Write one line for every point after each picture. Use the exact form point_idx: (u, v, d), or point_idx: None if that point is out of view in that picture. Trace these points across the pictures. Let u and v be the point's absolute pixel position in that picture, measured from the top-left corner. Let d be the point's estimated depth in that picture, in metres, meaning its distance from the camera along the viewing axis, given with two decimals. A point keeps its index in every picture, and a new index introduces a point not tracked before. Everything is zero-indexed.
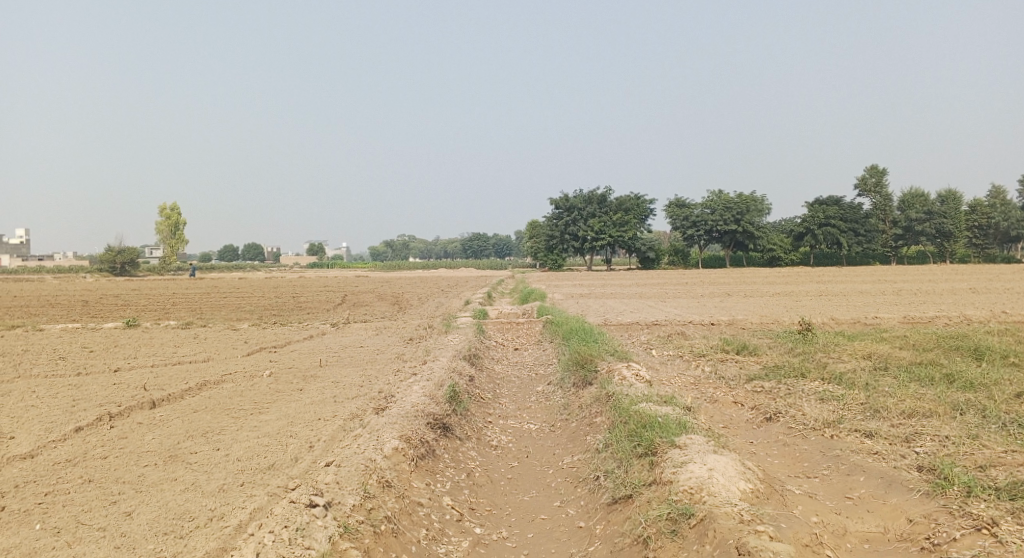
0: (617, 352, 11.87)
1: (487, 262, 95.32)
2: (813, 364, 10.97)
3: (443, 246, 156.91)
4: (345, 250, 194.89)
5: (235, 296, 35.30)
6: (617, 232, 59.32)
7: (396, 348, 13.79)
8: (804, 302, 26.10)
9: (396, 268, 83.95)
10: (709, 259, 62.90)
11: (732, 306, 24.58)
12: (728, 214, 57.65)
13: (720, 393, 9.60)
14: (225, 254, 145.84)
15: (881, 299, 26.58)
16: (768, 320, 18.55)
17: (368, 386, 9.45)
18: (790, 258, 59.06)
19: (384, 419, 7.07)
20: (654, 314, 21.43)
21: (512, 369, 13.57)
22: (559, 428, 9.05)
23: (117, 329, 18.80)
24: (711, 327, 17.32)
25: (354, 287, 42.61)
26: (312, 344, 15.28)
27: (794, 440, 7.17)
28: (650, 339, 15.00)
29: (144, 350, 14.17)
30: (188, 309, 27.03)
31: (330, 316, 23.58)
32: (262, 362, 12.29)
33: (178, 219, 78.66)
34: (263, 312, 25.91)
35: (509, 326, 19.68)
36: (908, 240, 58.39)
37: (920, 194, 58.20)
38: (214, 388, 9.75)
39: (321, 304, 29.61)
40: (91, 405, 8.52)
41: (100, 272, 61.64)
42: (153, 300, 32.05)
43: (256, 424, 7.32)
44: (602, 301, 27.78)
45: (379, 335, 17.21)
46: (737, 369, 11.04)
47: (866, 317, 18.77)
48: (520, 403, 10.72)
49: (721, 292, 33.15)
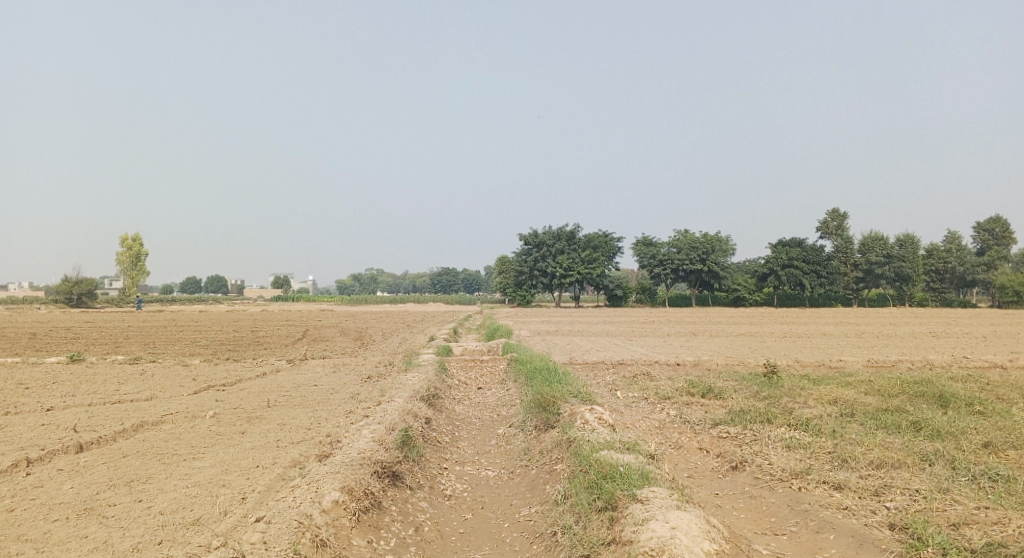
0: (580, 393, 11.50)
1: (456, 297, 94.65)
2: (779, 409, 10.74)
3: (413, 280, 155.69)
4: (313, 283, 192.05)
5: (192, 330, 34.05)
6: (585, 269, 59.48)
7: (352, 387, 13.21)
8: (769, 343, 26.20)
9: (363, 302, 82.79)
10: (676, 298, 63.40)
11: (698, 345, 24.47)
12: (694, 253, 58.37)
13: (684, 439, 9.28)
14: (188, 286, 142.40)
15: (844, 342, 26.79)
16: (734, 362, 18.44)
17: (316, 429, 8.91)
18: (754, 298, 59.89)
19: (327, 468, 6.56)
20: (621, 353, 21.18)
21: (473, 410, 13.09)
22: (518, 475, 8.60)
23: (58, 364, 17.74)
24: (677, 367, 17.08)
25: (318, 321, 41.56)
26: (265, 382, 14.57)
27: (761, 492, 6.86)
28: (615, 379, 14.68)
29: (82, 387, 13.30)
30: (140, 342, 25.90)
31: (289, 352, 22.76)
32: (208, 401, 11.58)
33: (139, 249, 76.52)
34: (219, 347, 24.94)
35: (472, 364, 19.20)
36: (868, 282, 59.62)
37: (879, 238, 59.66)
38: (151, 430, 9.07)
39: (281, 339, 28.68)
40: (9, 448, 7.77)
41: (54, 302, 59.34)
42: (105, 333, 30.71)
43: (188, 472, 6.71)
44: (568, 339, 27.51)
45: (337, 372, 16.58)
46: (702, 413, 10.76)
47: (830, 360, 18.75)
48: (478, 447, 10.24)
49: (688, 331, 33.15)
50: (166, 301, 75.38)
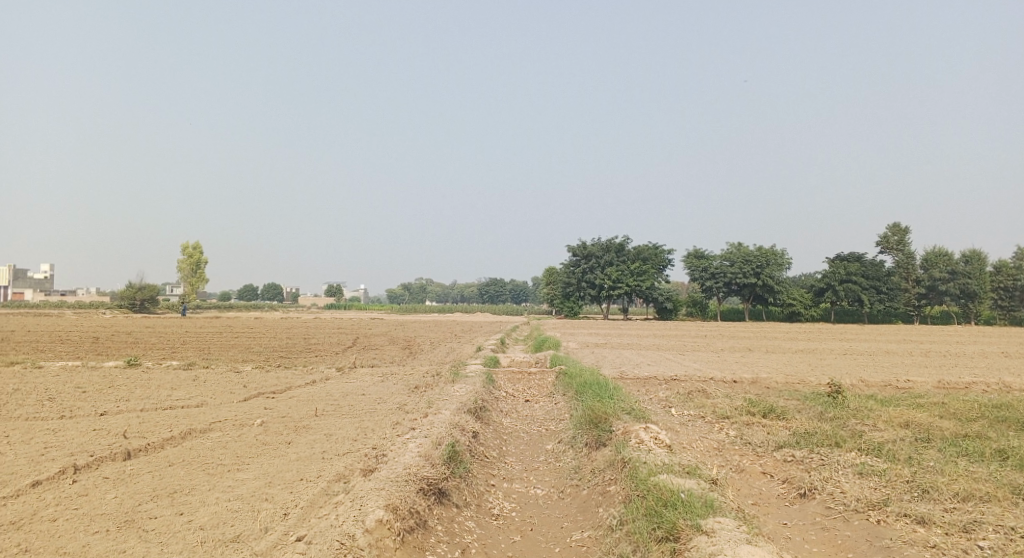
0: (633, 410, 11.02)
1: (503, 308, 94.61)
2: (848, 432, 10.03)
3: (460, 291, 156.77)
4: (364, 292, 195.52)
5: (246, 336, 34.80)
6: (634, 282, 58.58)
7: (399, 398, 13.05)
8: (828, 361, 25.05)
9: (412, 311, 83.58)
10: (727, 311, 61.86)
11: (753, 362, 23.55)
12: (747, 266, 56.77)
13: (746, 462, 8.74)
14: (245, 294, 146.86)
15: (910, 361, 25.37)
16: (793, 379, 17.61)
17: (362, 441, 8.73)
18: (811, 314, 57.86)
19: (371, 484, 6.32)
20: (672, 368, 20.51)
21: (521, 424, 12.76)
22: (568, 496, 8.21)
23: (116, 368, 18.22)
24: (733, 385, 16.36)
25: (368, 329, 42.00)
26: (313, 390, 14.56)
27: (835, 524, 6.29)
28: (669, 396, 14.09)
29: (136, 392, 13.54)
30: (196, 348, 26.52)
31: (337, 360, 22.90)
32: (257, 409, 11.57)
33: (199, 258, 79.17)
34: (271, 354, 25.29)
35: (520, 376, 18.86)
36: (931, 299, 56.79)
37: (943, 253, 56.81)
38: (199, 438, 9.06)
39: (331, 347, 28.96)
40: (61, 454, 7.83)
41: (120, 308, 61.93)
42: (164, 339, 31.66)
43: (231, 484, 6.58)
44: (618, 353, 26.93)
45: (384, 382, 16.48)
46: (764, 434, 10.15)
47: (897, 380, 17.68)
48: (527, 463, 9.89)
49: (742, 347, 32.07)
50: (223, 307, 77.81)
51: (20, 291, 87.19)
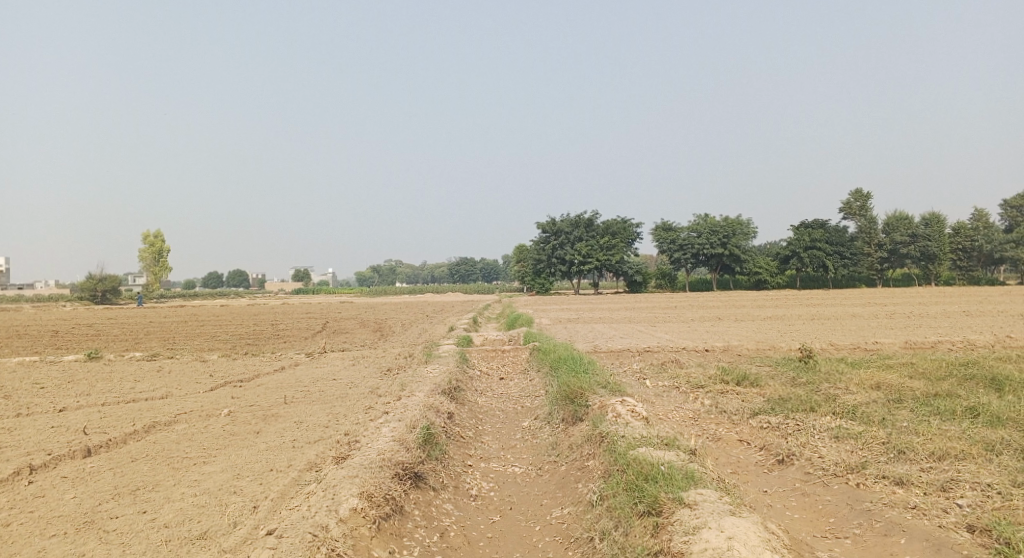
0: (609, 384, 10.96)
1: (475, 287, 94.34)
2: (821, 396, 10.11)
3: (431, 271, 155.89)
4: (333, 275, 193.23)
5: (213, 324, 34.03)
6: (604, 256, 58.79)
7: (371, 381, 12.80)
8: (797, 326, 25.44)
9: (383, 293, 82.81)
10: (696, 282, 62.65)
11: (724, 331, 23.78)
12: (714, 237, 57.35)
13: (723, 431, 8.75)
14: (210, 282, 144.01)
15: (876, 323, 25.91)
16: (765, 346, 17.79)
17: (334, 427, 8.50)
18: (777, 282, 59.04)
19: (344, 472, 6.11)
20: (645, 340, 20.58)
21: (496, 402, 12.63)
22: (547, 473, 8.12)
23: (76, 362, 17.57)
24: (706, 354, 16.46)
25: (338, 313, 41.43)
26: (282, 377, 14.22)
27: (815, 489, 6.29)
28: (643, 368, 14.10)
29: (96, 386, 13.04)
30: (160, 339, 25.79)
31: (307, 345, 22.47)
32: (224, 399, 11.21)
33: (161, 246, 77.08)
34: (239, 341, 24.72)
35: (494, 354, 18.71)
36: (893, 263, 58.11)
37: (903, 217, 58.00)
38: (163, 431, 8.71)
39: (301, 332, 28.47)
40: (15, 453, 7.45)
41: (80, 300, 60.08)
42: (126, 330, 30.78)
43: (198, 478, 6.30)
44: (591, 327, 26.99)
45: (356, 365, 16.19)
46: (739, 402, 10.18)
47: (865, 343, 17.98)
48: (504, 442, 9.77)
49: (712, 316, 32.42)
50: (188, 296, 76.07)
51: None
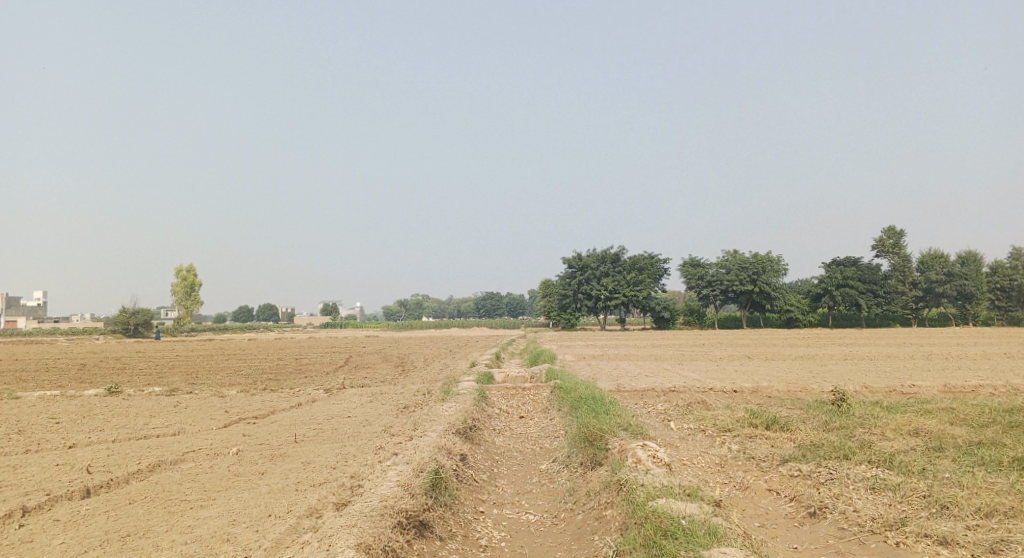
0: (631, 425, 10.47)
1: (501, 322, 93.96)
2: (855, 442, 9.51)
3: (457, 306, 156.12)
4: (360, 310, 194.65)
5: (238, 358, 34.19)
6: (630, 292, 58.14)
7: (386, 419, 12.48)
8: (829, 367, 24.53)
9: (409, 328, 82.82)
10: (725, 319, 61.53)
11: (753, 370, 23.02)
12: (743, 273, 56.39)
13: (750, 479, 8.23)
14: (241, 315, 146.14)
15: (913, 364, 24.89)
16: (796, 388, 17.09)
17: (342, 469, 8.18)
18: (808, 319, 57.57)
19: (342, 520, 5.78)
20: (671, 379, 19.96)
21: (514, 442, 12.20)
22: (562, 522, 7.67)
23: (96, 396, 17.55)
24: (734, 395, 15.85)
25: (363, 347, 41.39)
26: (298, 413, 13.99)
27: (851, 548, 5.75)
28: (668, 409, 13.56)
29: (111, 421, 12.94)
30: (184, 372, 25.85)
31: (328, 381, 22.26)
32: (235, 436, 10.97)
33: (194, 279, 78.37)
34: (261, 376, 24.64)
35: (514, 392, 18.28)
36: (929, 302, 56.34)
37: (939, 254, 56.51)
38: (167, 470, 8.48)
39: (323, 367, 28.32)
40: (13, 493, 7.25)
41: (114, 333, 61.12)
42: (152, 363, 31.00)
43: (191, 524, 6.02)
44: (616, 364, 26.39)
45: (373, 402, 15.88)
46: (768, 448, 9.62)
47: (901, 385, 17.19)
48: (519, 486, 9.33)
49: (741, 354, 31.56)
50: (219, 330, 76.93)
51: (12, 319, 86.05)
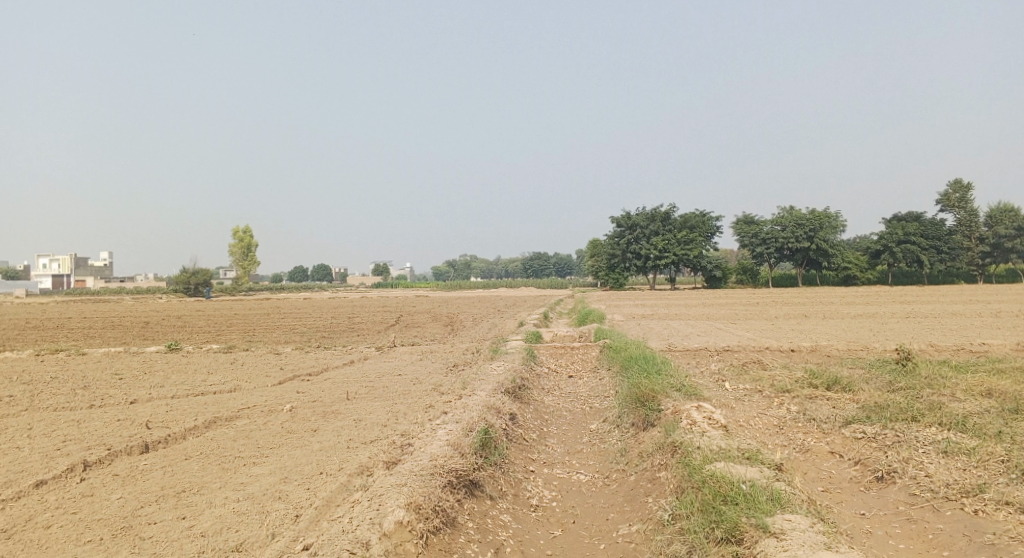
0: (684, 386, 10.17)
1: (549, 282, 93.82)
2: (925, 403, 9.00)
3: (504, 266, 156.56)
4: (410, 270, 197.29)
5: (293, 317, 35.13)
6: (681, 250, 56.94)
7: (435, 377, 12.53)
8: (891, 325, 23.51)
9: (458, 288, 83.57)
10: (779, 278, 59.79)
11: (810, 329, 22.22)
12: (799, 230, 54.41)
13: (811, 441, 7.87)
14: (296, 275, 150.16)
15: (982, 323, 23.63)
16: (857, 347, 16.40)
17: (392, 427, 8.20)
18: (867, 277, 55.42)
19: (392, 480, 5.74)
20: (724, 339, 19.47)
21: (563, 401, 12.09)
22: (614, 483, 7.52)
23: (158, 353, 18.22)
24: (791, 355, 15.32)
25: (412, 307, 41.87)
26: (349, 371, 14.19)
27: (924, 516, 5.38)
28: (721, 369, 13.18)
29: (171, 377, 13.36)
30: (241, 331, 26.63)
31: (378, 340, 22.57)
32: (288, 394, 11.16)
33: (249, 241, 80.55)
34: (314, 335, 25.20)
35: (563, 351, 18.14)
36: (996, 258, 53.30)
37: (1009, 208, 53.27)
38: (223, 427, 8.67)
39: (374, 326, 28.76)
40: (77, 448, 7.52)
41: (176, 293, 63.60)
42: (212, 322, 32.08)
43: (244, 481, 6.09)
44: (666, 324, 25.93)
45: (422, 361, 16.00)
46: (830, 409, 9.21)
47: (971, 344, 16.32)
48: (569, 446, 9.22)
49: (797, 313, 30.59)
50: (274, 289, 79.20)
51: (82, 279, 90.30)
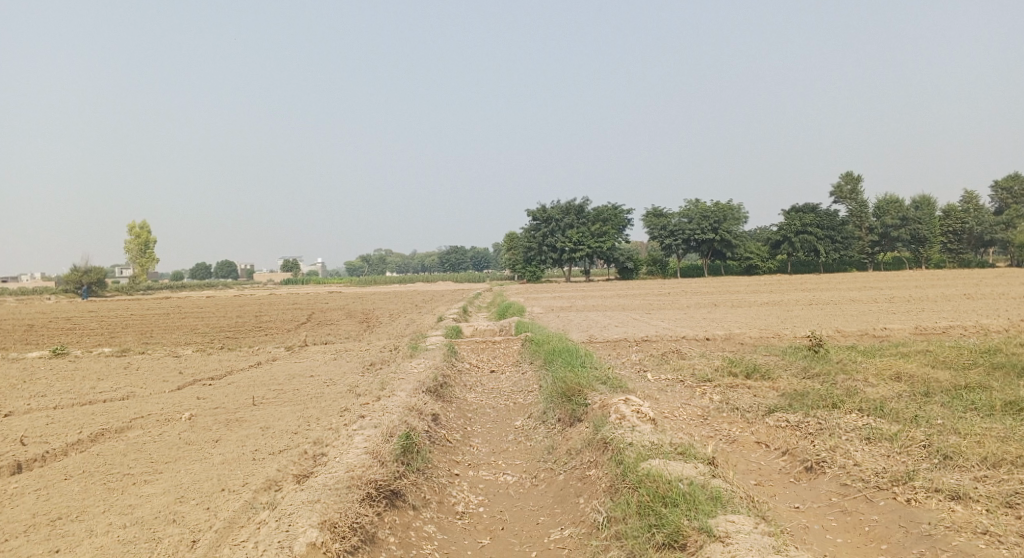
0: (609, 379, 10.01)
1: (466, 275, 93.17)
2: (841, 390, 9.28)
3: (421, 261, 154.58)
4: (322, 265, 191.09)
5: (195, 317, 32.87)
6: (595, 243, 57.85)
7: (351, 378, 11.83)
8: (796, 312, 24.61)
9: (374, 283, 81.58)
10: (688, 268, 61.98)
11: (723, 318, 22.93)
12: (705, 222, 56.50)
13: (737, 432, 7.90)
14: (199, 273, 142.20)
15: (877, 308, 25.10)
16: (769, 334, 16.92)
17: (304, 434, 7.54)
18: (768, 267, 58.36)
19: (303, 495, 5.16)
20: (642, 329, 19.69)
21: (487, 397, 11.72)
22: (542, 483, 7.21)
23: (39, 359, 16.39)
24: (707, 343, 15.62)
25: (326, 303, 40.26)
26: (258, 374, 13.21)
27: (858, 507, 5.56)
28: (643, 359, 13.21)
29: (53, 384, 11.96)
30: (136, 333, 24.56)
31: (288, 339, 21.37)
32: (188, 400, 10.17)
33: (147, 237, 75.31)
34: (218, 335, 23.61)
35: (484, 345, 17.76)
36: (884, 246, 57.53)
37: (894, 200, 57.39)
38: (111, 438, 7.68)
39: (284, 324, 27.33)
40: None
41: (64, 293, 58.53)
42: (104, 323, 29.58)
43: (133, 501, 5.30)
44: (585, 315, 26.09)
45: (337, 360, 15.19)
46: (751, 398, 9.33)
47: (872, 329, 17.22)
48: (494, 445, 8.85)
49: (709, 302, 31.56)
50: (176, 287, 74.55)
51: None
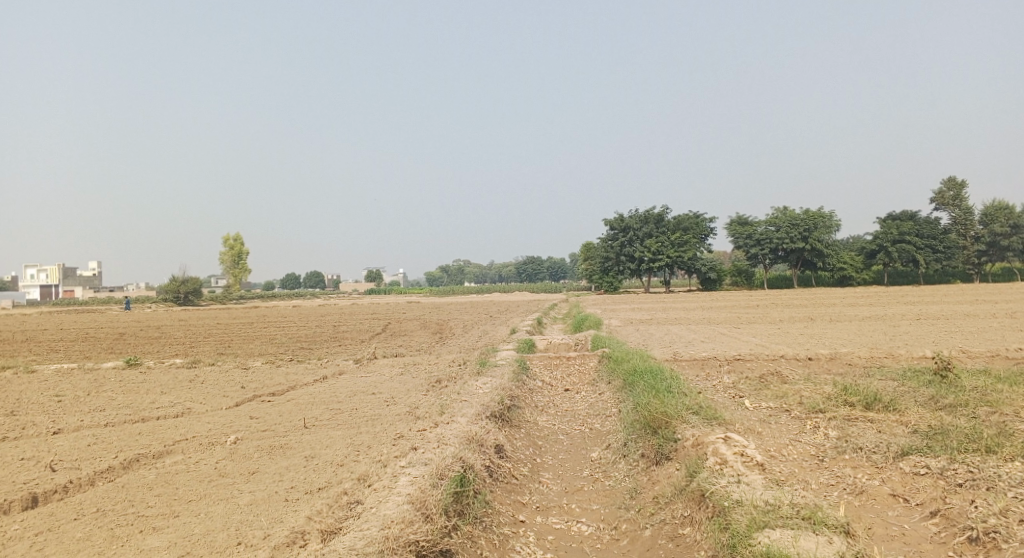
0: (699, 407, 8.59)
1: (543, 286, 91.73)
2: (992, 427, 7.49)
3: (498, 271, 155.09)
4: (404, 275, 195.77)
5: (275, 327, 33.14)
6: (675, 252, 55.43)
7: (413, 397, 10.94)
8: (905, 328, 21.97)
9: (452, 293, 81.69)
10: (775, 279, 58.56)
11: (822, 334, 20.75)
12: (794, 231, 52.97)
13: (867, 480, 6.37)
14: (288, 283, 148.29)
15: (1000, 325, 22.08)
16: (880, 354, 14.83)
17: (348, 469, 6.60)
18: (862, 278, 54.20)
19: None
20: (732, 346, 17.91)
21: (559, 422, 10.51)
22: (624, 538, 5.96)
23: (114, 370, 16.39)
24: (808, 364, 13.81)
25: (401, 314, 40.09)
26: (319, 390, 12.53)
27: None
28: (737, 382, 11.62)
29: (115, 398, 11.68)
30: (216, 343, 24.77)
31: (358, 351, 20.88)
32: (239, 421, 9.49)
33: (240, 249, 78.37)
34: (292, 346, 23.41)
35: (558, 362, 16.55)
36: (992, 256, 52.14)
37: (1004, 205, 52.00)
38: (145, 465, 7.01)
39: (358, 335, 27.02)
40: None
41: (163, 301, 61.50)
42: (189, 333, 30.20)
43: None
44: (668, 329, 24.36)
45: (403, 376, 14.35)
46: (877, 434, 7.71)
47: (1005, 349, 14.81)
48: (566, 483, 7.63)
49: (803, 316, 29.00)
50: (266, 296, 77.10)
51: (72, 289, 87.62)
